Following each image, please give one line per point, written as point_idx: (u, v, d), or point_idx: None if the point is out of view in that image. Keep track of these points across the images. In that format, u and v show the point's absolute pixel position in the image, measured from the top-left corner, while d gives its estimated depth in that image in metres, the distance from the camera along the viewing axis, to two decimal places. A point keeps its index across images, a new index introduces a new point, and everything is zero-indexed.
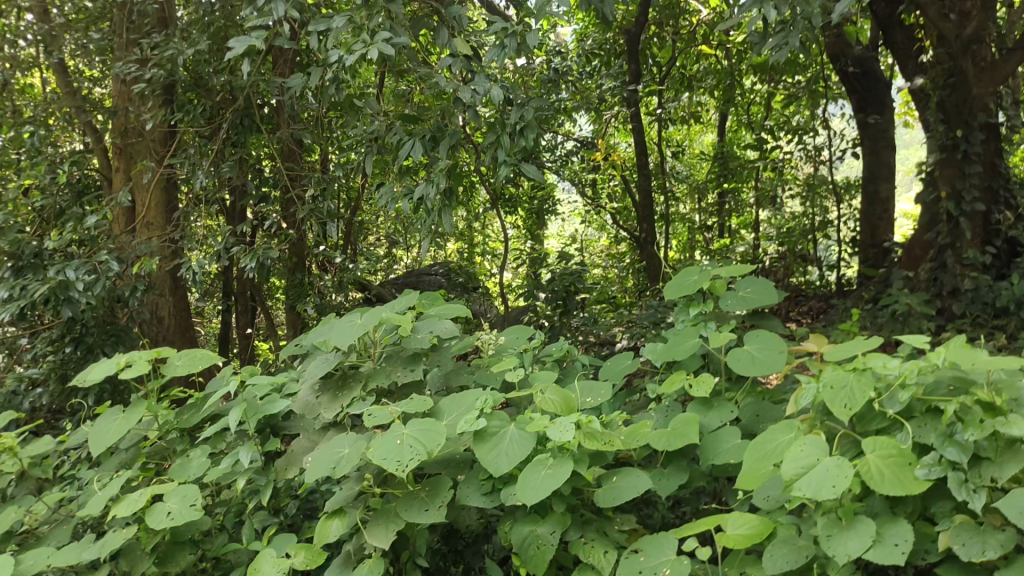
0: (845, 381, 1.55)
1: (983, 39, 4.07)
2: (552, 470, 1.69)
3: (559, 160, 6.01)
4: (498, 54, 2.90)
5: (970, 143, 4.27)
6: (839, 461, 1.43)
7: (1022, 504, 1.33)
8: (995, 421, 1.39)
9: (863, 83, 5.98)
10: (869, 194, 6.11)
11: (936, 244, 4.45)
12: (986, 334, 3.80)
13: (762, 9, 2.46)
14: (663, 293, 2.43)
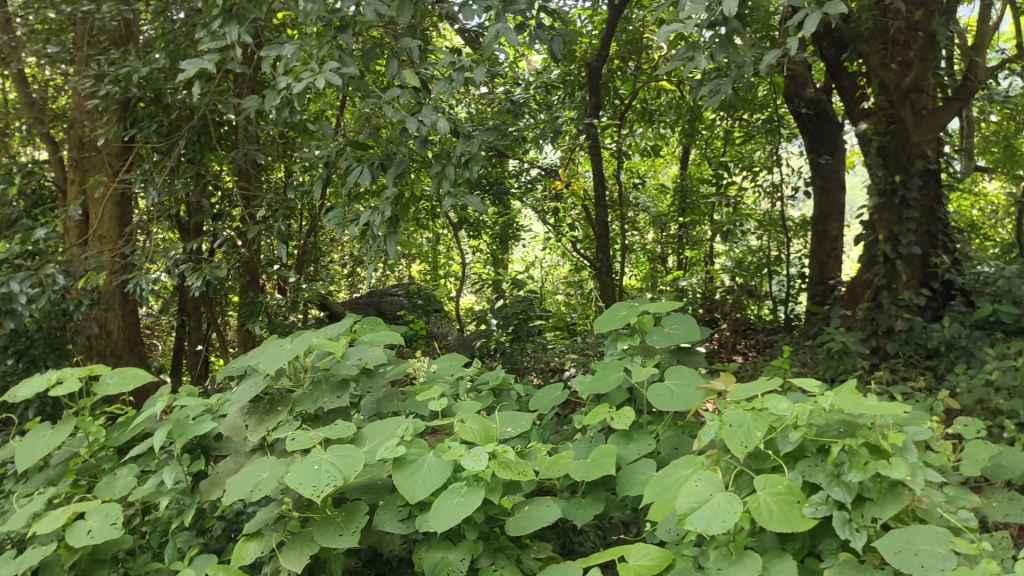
0: (743, 420, 1.63)
1: (921, 88, 4.25)
2: (464, 498, 1.74)
3: (523, 187, 6.12)
4: (445, 87, 2.95)
5: (908, 188, 4.43)
6: (730, 497, 1.51)
7: (898, 544, 1.41)
8: (877, 464, 1.48)
9: (816, 124, 6.11)
10: (819, 232, 6.26)
11: (873, 285, 4.59)
12: (916, 376, 3.93)
13: (694, 58, 2.65)
14: (592, 327, 2.52)
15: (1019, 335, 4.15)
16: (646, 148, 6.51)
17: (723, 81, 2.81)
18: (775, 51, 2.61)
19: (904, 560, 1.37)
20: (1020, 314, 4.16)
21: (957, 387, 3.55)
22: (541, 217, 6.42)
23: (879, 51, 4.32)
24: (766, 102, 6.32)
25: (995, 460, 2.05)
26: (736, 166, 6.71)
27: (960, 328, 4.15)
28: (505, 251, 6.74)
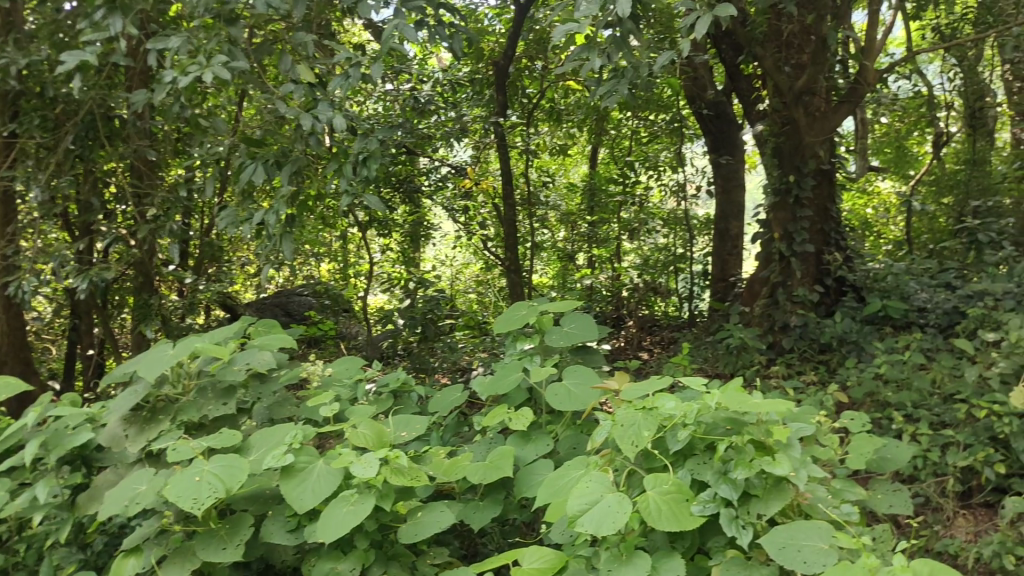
0: (633, 420, 1.64)
1: (813, 91, 4.42)
2: (353, 506, 1.70)
3: (434, 185, 6.06)
4: (341, 83, 2.88)
5: (802, 188, 4.57)
6: (618, 498, 1.51)
7: (781, 539, 1.43)
8: (762, 461, 1.50)
9: (716, 125, 6.23)
10: (720, 231, 6.42)
11: (769, 283, 4.73)
12: (811, 369, 4.06)
13: (589, 58, 2.72)
14: (493, 328, 2.50)
15: (905, 330, 4.31)
16: (554, 147, 6.52)
17: (619, 82, 2.91)
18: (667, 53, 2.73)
19: (786, 556, 1.39)
20: (906, 309, 4.32)
21: (848, 380, 3.67)
22: (451, 216, 6.31)
23: (773, 54, 4.46)
24: (670, 103, 6.41)
25: (878, 453, 2.11)
26: (642, 165, 6.70)
27: (851, 323, 4.28)
28: (417, 249, 6.47)
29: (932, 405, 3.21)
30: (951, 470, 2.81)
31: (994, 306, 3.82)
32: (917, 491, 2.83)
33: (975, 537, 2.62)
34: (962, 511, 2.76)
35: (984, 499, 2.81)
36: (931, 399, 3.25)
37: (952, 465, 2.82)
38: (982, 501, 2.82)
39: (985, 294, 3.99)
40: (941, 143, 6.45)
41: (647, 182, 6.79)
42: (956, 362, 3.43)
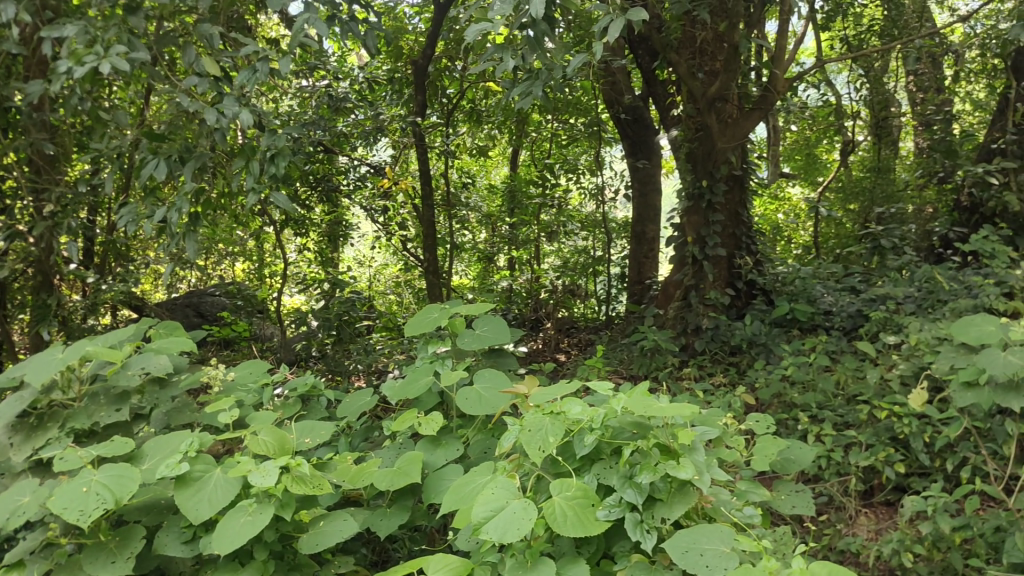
0: (540, 424, 1.62)
1: (725, 97, 4.50)
2: (251, 517, 1.63)
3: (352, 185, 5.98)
4: (247, 78, 2.80)
5: (714, 193, 4.68)
6: (524, 504, 1.49)
7: (684, 543, 1.43)
8: (666, 465, 1.50)
9: (634, 130, 6.28)
10: (637, 234, 6.49)
11: (683, 285, 4.81)
12: (721, 371, 4.14)
13: (504, 58, 2.72)
14: (403, 330, 2.44)
15: (812, 332, 4.41)
16: (474, 148, 6.49)
17: (534, 83, 2.93)
18: (581, 56, 2.76)
19: (689, 560, 1.39)
20: (813, 312, 4.43)
21: (756, 382, 3.76)
22: (370, 216, 6.25)
23: (687, 60, 4.52)
24: (588, 107, 6.44)
25: (782, 454, 2.15)
26: (561, 169, 6.68)
27: (760, 326, 4.38)
28: (335, 249, 6.37)
29: (836, 406, 3.30)
30: (854, 470, 2.89)
31: (896, 310, 3.94)
32: (821, 490, 2.90)
33: (876, 535, 2.69)
34: (864, 509, 2.84)
35: (885, 498, 2.88)
36: (835, 401, 3.33)
37: (854, 465, 2.89)
38: (883, 499, 2.88)
39: (887, 298, 4.12)
40: (848, 150, 6.65)
41: (567, 185, 6.77)
42: (859, 364, 3.52)
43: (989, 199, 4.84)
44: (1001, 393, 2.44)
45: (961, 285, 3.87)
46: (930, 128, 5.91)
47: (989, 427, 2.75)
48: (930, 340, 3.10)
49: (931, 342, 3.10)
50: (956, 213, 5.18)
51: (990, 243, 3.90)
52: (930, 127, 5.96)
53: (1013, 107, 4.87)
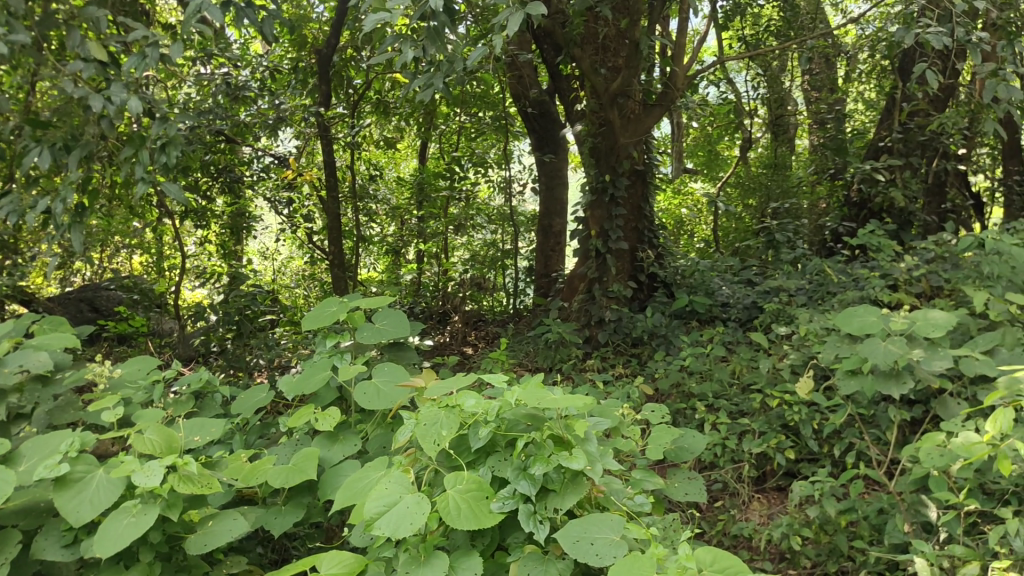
0: (435, 418, 1.62)
1: (626, 93, 4.58)
2: (135, 518, 1.58)
3: (256, 177, 5.85)
4: (137, 63, 2.71)
5: (616, 188, 4.77)
6: (417, 499, 1.49)
7: (576, 534, 1.45)
8: (559, 456, 1.52)
9: (541, 124, 6.33)
10: (544, 227, 6.54)
11: (587, 278, 4.88)
12: (623, 363, 4.20)
13: (403, 49, 2.71)
14: (300, 324, 2.39)
15: (710, 323, 4.53)
16: (382, 140, 6.41)
17: (434, 75, 2.93)
18: (481, 49, 2.78)
19: (580, 550, 1.42)
20: (711, 304, 4.54)
21: (656, 372, 3.85)
22: (274, 208, 6.12)
23: (590, 57, 4.57)
24: (496, 101, 6.44)
25: (677, 443, 2.20)
26: (468, 162, 6.69)
27: (660, 318, 4.47)
28: (238, 241, 6.20)
29: (732, 395, 3.40)
30: (747, 457, 2.98)
31: (788, 302, 4.08)
32: (715, 477, 2.99)
33: (767, 519, 2.78)
34: (757, 495, 2.93)
35: (777, 483, 2.98)
36: (731, 390, 3.43)
37: (747, 452, 2.98)
38: (774, 484, 2.98)
39: (780, 290, 4.26)
40: (747, 147, 6.85)
41: (475, 179, 6.74)
42: (754, 354, 3.63)
43: (876, 195, 5.04)
44: (882, 380, 2.55)
45: (849, 277, 4.02)
46: (823, 127, 6.13)
47: (873, 413, 2.86)
48: (818, 332, 3.22)
49: (820, 333, 3.22)
50: (846, 208, 5.37)
51: (876, 237, 4.06)
52: (822, 125, 6.18)
53: (899, 107, 5.10)
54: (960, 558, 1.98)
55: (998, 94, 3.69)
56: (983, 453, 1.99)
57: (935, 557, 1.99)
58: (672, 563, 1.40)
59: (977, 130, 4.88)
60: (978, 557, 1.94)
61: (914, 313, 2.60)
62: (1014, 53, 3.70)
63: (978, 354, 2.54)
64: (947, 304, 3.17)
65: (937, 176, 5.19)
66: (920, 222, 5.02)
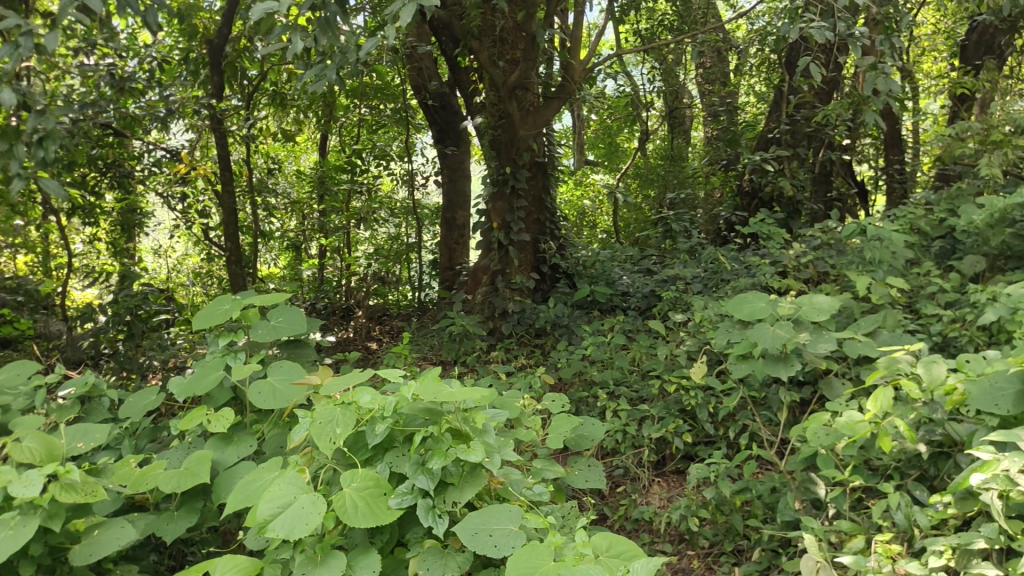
0: (331, 416, 1.59)
1: (525, 86, 4.60)
2: (12, 531, 1.50)
3: (146, 172, 5.62)
4: (9, 54, 2.57)
5: (517, 179, 4.79)
6: (312, 499, 1.47)
7: (475, 526, 1.46)
8: (456, 449, 1.52)
9: (441, 116, 6.29)
10: (447, 220, 6.53)
11: (490, 271, 4.89)
12: (526, 354, 4.23)
13: (293, 39, 2.66)
14: (191, 324, 2.31)
15: (611, 312, 4.60)
16: (280, 132, 6.26)
17: (327, 67, 2.89)
18: (373, 40, 2.76)
19: (478, 541, 1.42)
20: (611, 293, 4.62)
21: (559, 362, 3.89)
22: (167, 204, 5.90)
23: (487, 49, 4.56)
24: (396, 92, 6.36)
25: (576, 431, 2.22)
26: (370, 155, 6.52)
27: (562, 309, 4.52)
28: (130, 239, 5.96)
29: (632, 382, 3.47)
30: (647, 442, 3.05)
31: (684, 290, 4.19)
32: (617, 463, 3.06)
33: (667, 502, 2.85)
34: (657, 479, 3.00)
35: (676, 467, 3.06)
36: (631, 377, 3.50)
37: (647, 437, 3.05)
38: (673, 468, 3.06)
39: (677, 279, 4.37)
40: (645, 139, 6.95)
41: (376, 172, 6.60)
42: (652, 341, 3.71)
43: (766, 185, 5.21)
44: (771, 364, 2.63)
45: (741, 265, 4.14)
46: (715, 119, 6.30)
47: (764, 395, 2.95)
48: (712, 318, 3.31)
49: (714, 319, 3.32)
50: (739, 198, 5.53)
51: (766, 225, 4.19)
52: (716, 117, 6.35)
53: (786, 100, 5.28)
54: (846, 533, 2.06)
55: (876, 87, 3.86)
56: (865, 431, 2.08)
57: (823, 533, 2.07)
58: (569, 551, 1.42)
59: (859, 122, 5.10)
60: (862, 531, 2.03)
61: (800, 298, 2.71)
62: (891, 47, 3.87)
63: (860, 336, 2.65)
64: (832, 289, 3.30)
65: (823, 165, 5.42)
66: (807, 211, 5.21)
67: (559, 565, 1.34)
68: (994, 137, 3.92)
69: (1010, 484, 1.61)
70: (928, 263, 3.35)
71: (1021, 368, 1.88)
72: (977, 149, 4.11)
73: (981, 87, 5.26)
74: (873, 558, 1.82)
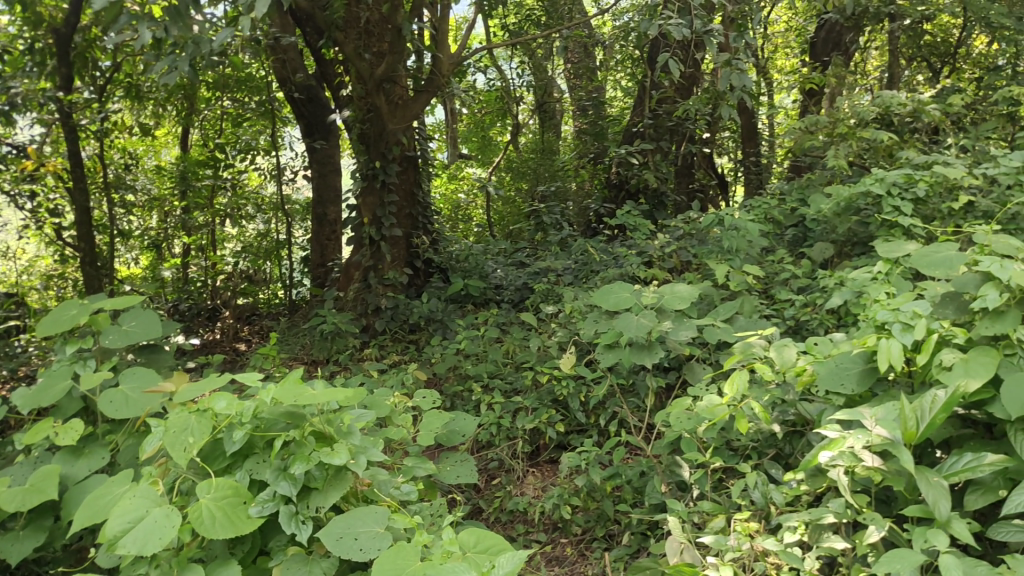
0: (185, 424, 1.53)
1: (393, 79, 4.54)
2: None
3: None
4: None
5: (387, 174, 4.73)
6: (166, 512, 1.41)
7: (339, 530, 1.44)
8: (319, 453, 1.49)
9: (309, 110, 6.14)
10: (318, 215, 6.39)
11: (361, 267, 4.81)
12: (400, 350, 4.19)
13: (140, 29, 2.55)
14: (33, 331, 2.16)
15: (485, 306, 4.62)
16: (137, 125, 5.93)
17: (179, 58, 2.80)
18: (227, 31, 2.68)
19: (343, 546, 1.40)
20: (484, 287, 4.63)
21: (433, 357, 3.86)
22: (15, 203, 5.39)
23: (353, 41, 4.47)
24: (261, 84, 6.15)
25: (448, 426, 2.20)
26: (234, 150, 6.30)
27: (436, 303, 4.49)
28: None
29: (505, 374, 3.49)
30: (520, 434, 3.07)
31: (556, 281, 4.24)
32: (492, 456, 3.07)
33: (541, 491, 2.89)
34: (531, 470, 3.04)
35: (549, 456, 3.10)
36: (505, 369, 3.52)
37: (521, 428, 3.07)
38: (547, 458, 3.10)
39: (549, 271, 4.42)
40: (516, 132, 7.01)
41: (242, 167, 6.38)
42: (525, 333, 3.74)
43: (632, 177, 5.33)
44: (637, 353, 2.70)
45: (609, 256, 4.23)
46: (583, 113, 6.42)
47: (632, 382, 3.03)
48: (582, 309, 3.37)
49: (583, 310, 3.38)
50: (607, 190, 5.65)
51: (632, 217, 4.29)
52: (583, 111, 6.46)
53: (650, 95, 5.41)
54: (707, 513, 2.14)
55: (732, 82, 4.01)
56: (724, 414, 2.16)
57: (686, 514, 2.15)
58: (436, 550, 1.41)
59: (717, 116, 5.30)
60: (723, 511, 2.12)
61: (663, 288, 2.80)
62: (745, 43, 4.03)
63: (719, 322, 2.76)
64: (694, 278, 3.42)
65: (686, 158, 5.61)
66: (671, 202, 5.40)
67: (425, 566, 1.33)
68: (840, 130, 4.15)
69: (856, 460, 1.71)
70: (782, 251, 3.52)
71: (864, 349, 1.99)
72: (825, 141, 4.33)
73: (829, 82, 5.55)
74: (733, 536, 1.90)
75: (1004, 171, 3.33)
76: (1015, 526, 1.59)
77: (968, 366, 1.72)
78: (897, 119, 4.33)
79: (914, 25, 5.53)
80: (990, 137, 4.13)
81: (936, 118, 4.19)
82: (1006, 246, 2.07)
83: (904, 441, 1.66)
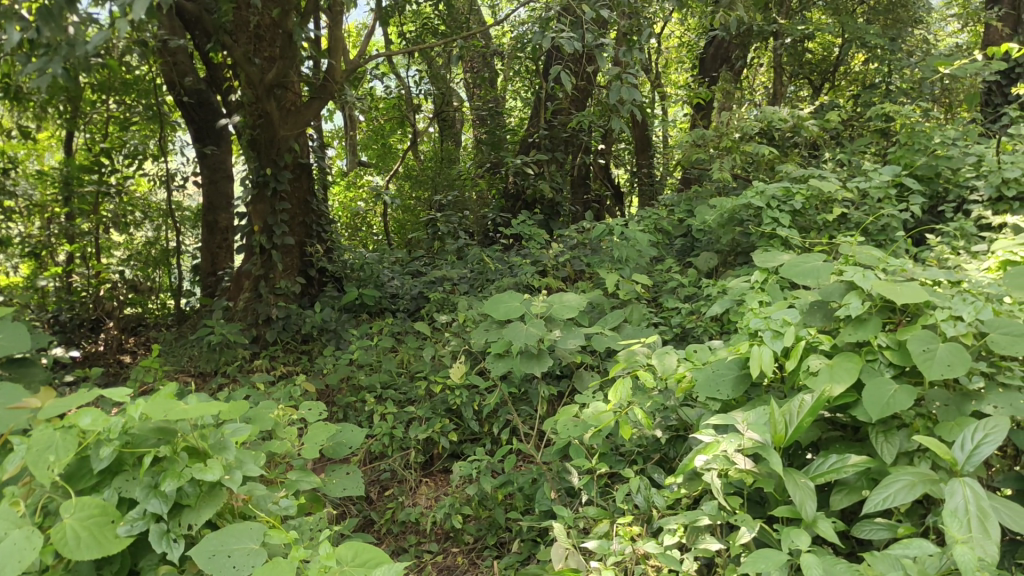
0: (48, 441, 1.46)
1: (284, 85, 4.46)
2: None
3: None
4: None
5: (279, 181, 4.65)
6: (27, 533, 1.35)
7: (211, 547, 1.41)
8: (192, 469, 1.45)
9: (199, 114, 5.99)
10: (209, 223, 6.23)
11: (251, 276, 4.70)
12: (291, 363, 4.12)
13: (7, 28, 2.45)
14: None
15: (380, 315, 4.59)
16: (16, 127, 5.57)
17: (53, 59, 2.70)
18: (104, 33, 2.59)
19: (215, 563, 1.36)
20: (379, 296, 4.61)
21: (325, 368, 3.81)
22: None
23: (241, 45, 4.36)
24: (149, 87, 5.92)
25: (334, 438, 2.15)
26: (121, 154, 6.04)
27: (329, 313, 4.45)
28: None
29: (399, 384, 3.47)
30: (413, 444, 3.06)
31: (451, 290, 4.25)
32: (383, 467, 3.06)
33: (434, 501, 2.89)
34: (424, 479, 3.04)
35: (442, 466, 3.10)
36: (398, 379, 3.51)
37: (414, 439, 3.07)
38: (440, 467, 3.11)
39: (444, 281, 4.42)
40: (415, 140, 6.98)
41: (129, 171, 6.12)
42: (419, 343, 3.74)
43: (528, 187, 5.39)
44: (526, 362, 2.72)
45: (504, 265, 4.26)
46: (480, 123, 6.45)
47: (523, 390, 3.05)
48: (475, 318, 3.39)
49: (476, 319, 3.40)
50: (504, 200, 5.71)
51: (527, 226, 4.34)
52: (481, 121, 6.49)
53: (545, 107, 5.50)
54: (592, 519, 2.19)
55: (622, 95, 4.09)
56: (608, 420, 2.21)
57: (572, 520, 2.18)
58: (313, 564, 1.40)
59: (610, 128, 5.42)
60: (607, 516, 2.17)
61: (551, 298, 2.84)
62: (634, 58, 4.13)
63: (606, 330, 2.81)
64: (585, 287, 3.48)
65: (581, 168, 5.73)
66: (566, 212, 5.50)
67: None
68: (724, 143, 4.30)
69: (729, 463, 1.77)
70: (669, 260, 3.62)
71: (738, 356, 2.07)
72: (712, 154, 4.48)
73: (717, 97, 5.75)
74: (615, 540, 1.93)
75: (875, 185, 3.51)
76: (875, 524, 1.67)
77: (833, 371, 1.81)
78: (779, 134, 4.51)
79: (795, 45, 5.78)
80: (865, 151, 4.35)
81: (814, 134, 4.37)
82: (868, 258, 2.18)
83: (773, 443, 1.73)
